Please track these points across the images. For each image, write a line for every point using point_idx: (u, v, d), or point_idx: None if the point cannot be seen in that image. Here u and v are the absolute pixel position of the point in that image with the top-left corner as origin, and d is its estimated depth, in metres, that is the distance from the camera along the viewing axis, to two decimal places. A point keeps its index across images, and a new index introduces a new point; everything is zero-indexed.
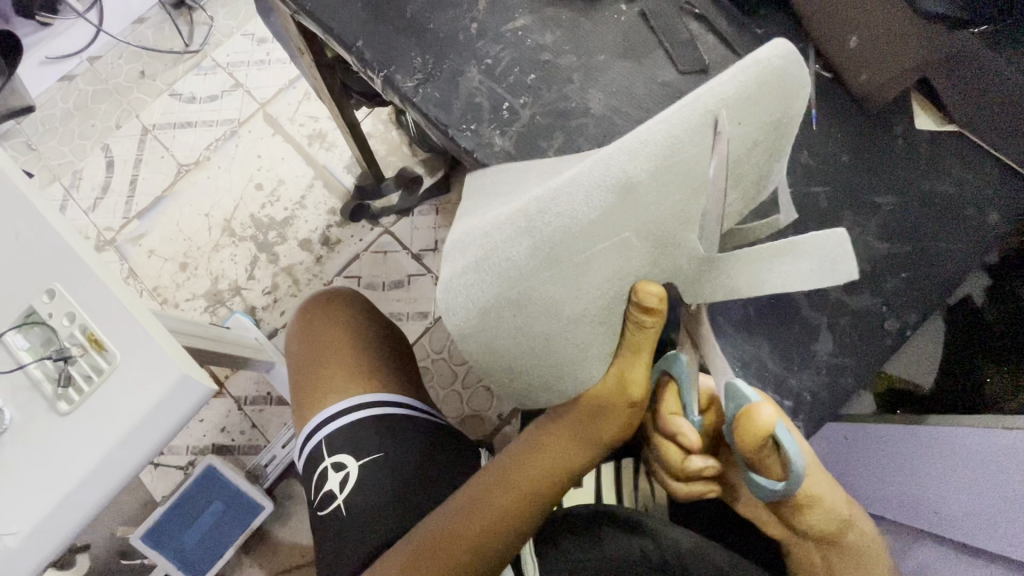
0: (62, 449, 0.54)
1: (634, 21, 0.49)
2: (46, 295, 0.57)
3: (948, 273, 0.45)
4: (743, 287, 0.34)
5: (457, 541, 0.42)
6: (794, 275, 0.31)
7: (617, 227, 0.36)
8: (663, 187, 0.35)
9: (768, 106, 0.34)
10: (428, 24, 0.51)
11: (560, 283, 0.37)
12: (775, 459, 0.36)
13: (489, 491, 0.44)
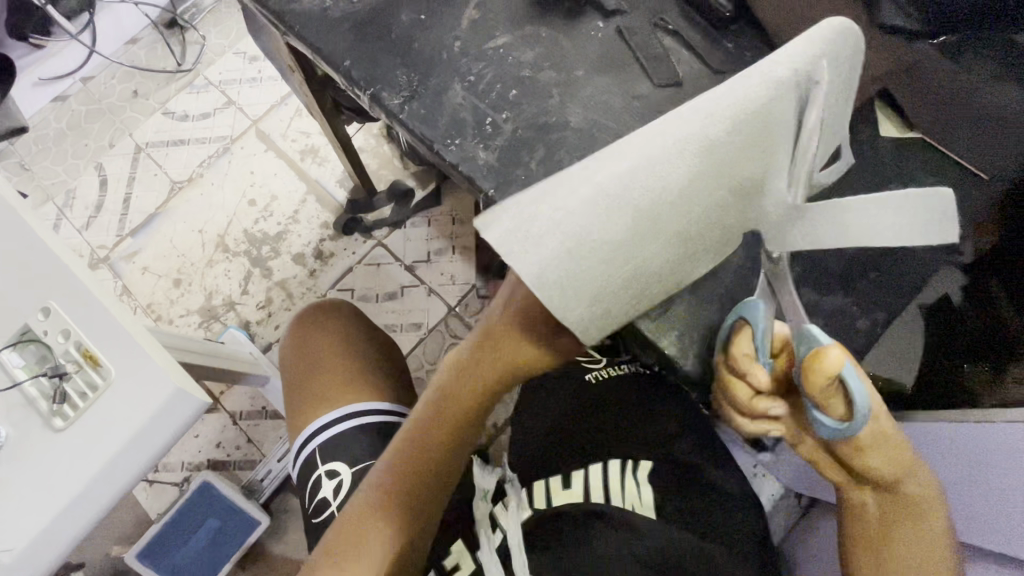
0: (57, 465, 0.55)
1: (611, 38, 0.51)
2: (40, 313, 0.58)
3: (921, 272, 0.44)
4: (855, 235, 0.34)
5: (401, 457, 0.47)
6: (900, 229, 0.33)
7: (705, 187, 0.32)
8: (743, 150, 0.33)
9: (832, 81, 0.34)
10: (414, 43, 0.53)
11: (650, 251, 0.33)
12: (840, 400, 0.34)
13: (430, 429, 0.46)
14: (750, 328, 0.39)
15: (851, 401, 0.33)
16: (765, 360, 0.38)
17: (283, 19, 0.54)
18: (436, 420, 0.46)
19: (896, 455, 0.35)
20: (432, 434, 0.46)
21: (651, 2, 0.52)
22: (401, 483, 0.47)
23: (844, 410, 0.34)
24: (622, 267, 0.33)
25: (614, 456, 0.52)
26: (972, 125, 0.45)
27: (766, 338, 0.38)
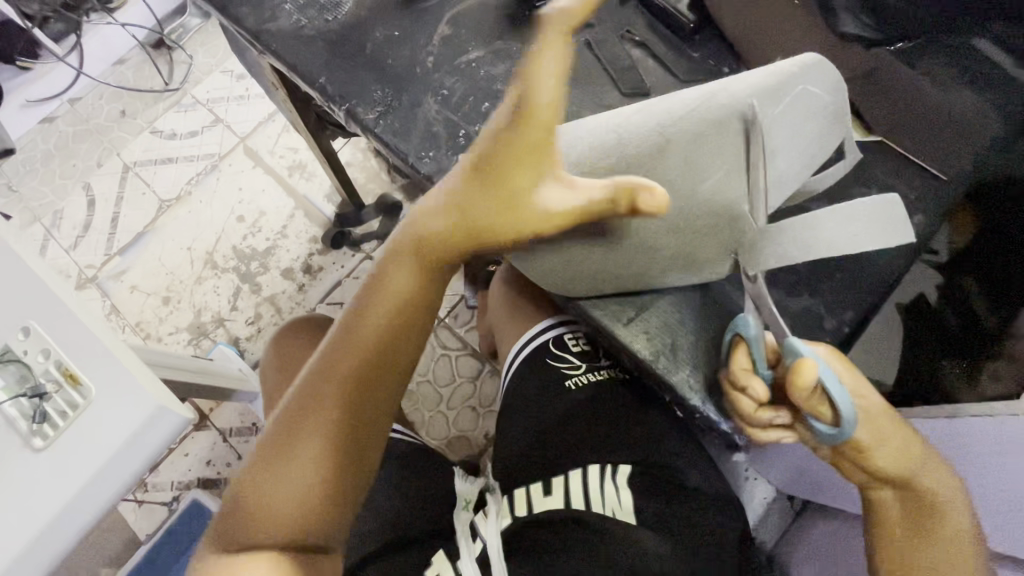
0: (37, 487, 0.54)
1: (580, 50, 0.53)
2: (21, 333, 0.58)
3: (890, 271, 0.45)
4: (818, 243, 0.36)
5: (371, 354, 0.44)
6: (855, 236, 0.35)
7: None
8: (693, 160, 0.38)
9: (792, 106, 0.37)
10: (388, 59, 0.54)
11: (608, 253, 0.42)
12: (826, 406, 0.38)
13: (336, 346, 0.45)
14: (746, 346, 0.41)
15: (839, 413, 0.37)
16: (764, 373, 0.40)
17: (260, 38, 0.56)
18: (342, 338, 0.45)
19: (901, 453, 0.40)
20: (337, 356, 0.44)
21: (618, 14, 0.53)
22: (303, 405, 0.44)
23: (832, 415, 0.38)
24: (575, 263, 0.43)
25: (594, 462, 0.53)
26: (936, 126, 0.46)
27: (763, 354, 0.40)
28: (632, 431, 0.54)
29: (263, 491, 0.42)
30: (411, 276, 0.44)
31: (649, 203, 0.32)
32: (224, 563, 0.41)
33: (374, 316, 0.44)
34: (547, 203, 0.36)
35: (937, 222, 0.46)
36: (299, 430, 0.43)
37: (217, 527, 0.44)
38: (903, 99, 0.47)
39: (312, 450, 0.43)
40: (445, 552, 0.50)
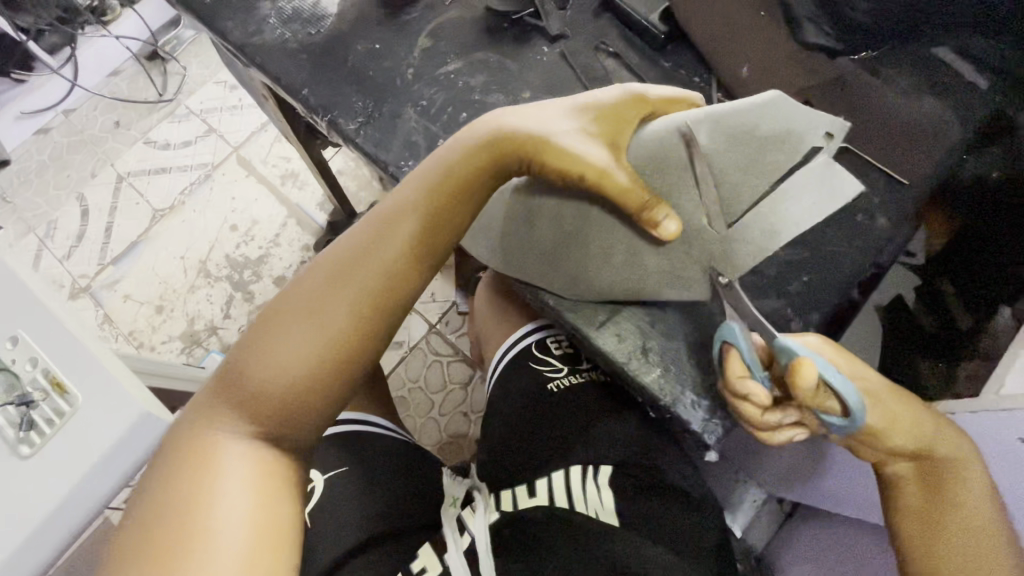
0: (20, 494, 0.54)
1: (556, 61, 0.54)
2: (8, 341, 0.59)
3: (857, 273, 0.46)
4: (777, 228, 0.40)
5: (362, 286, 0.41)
6: (809, 208, 0.39)
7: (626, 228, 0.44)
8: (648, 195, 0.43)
9: (739, 125, 0.39)
10: (369, 71, 0.55)
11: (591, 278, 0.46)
12: (832, 398, 0.39)
13: (364, 240, 0.42)
14: (737, 352, 0.41)
15: (847, 402, 0.38)
16: (760, 376, 0.41)
17: (245, 51, 0.57)
18: (374, 237, 0.42)
19: (915, 426, 0.42)
20: (364, 256, 0.41)
21: (592, 26, 0.55)
22: (322, 291, 0.41)
23: (840, 405, 0.39)
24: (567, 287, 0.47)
25: (576, 462, 0.53)
26: (896, 130, 0.48)
27: (754, 357, 0.41)
28: (613, 432, 0.55)
29: (262, 364, 0.39)
30: (463, 184, 0.42)
31: (669, 224, 0.40)
32: (194, 466, 0.37)
33: (413, 226, 0.42)
34: (589, 157, 0.40)
35: (905, 224, 0.47)
36: (310, 318, 0.40)
37: (206, 408, 0.40)
38: (867, 102, 0.48)
39: (316, 352, 0.39)
40: (432, 546, 0.50)
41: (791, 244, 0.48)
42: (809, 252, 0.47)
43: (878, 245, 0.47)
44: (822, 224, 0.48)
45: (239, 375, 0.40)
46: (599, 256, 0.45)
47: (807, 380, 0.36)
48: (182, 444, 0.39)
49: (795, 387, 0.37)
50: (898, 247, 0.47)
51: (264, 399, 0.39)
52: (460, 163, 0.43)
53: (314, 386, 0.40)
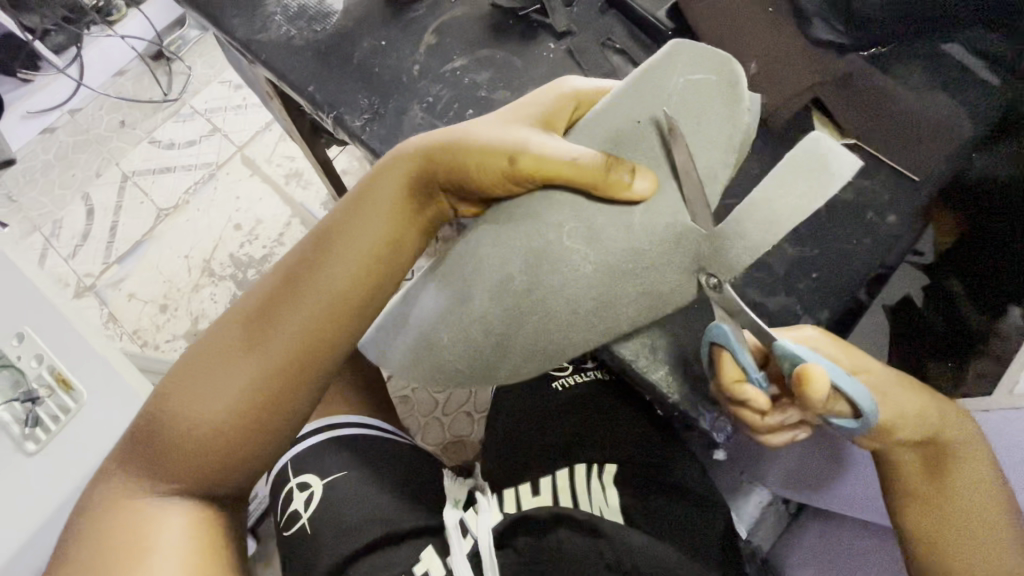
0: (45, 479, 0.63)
1: (563, 57, 0.54)
2: (17, 338, 0.66)
3: (867, 270, 0.46)
4: (778, 221, 0.34)
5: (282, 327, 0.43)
6: (806, 192, 0.33)
7: (595, 252, 0.39)
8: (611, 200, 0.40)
9: (682, 101, 0.39)
10: (374, 67, 0.55)
11: (555, 299, 0.40)
12: (843, 401, 0.38)
13: (285, 282, 0.45)
14: (729, 354, 0.40)
15: (856, 405, 0.38)
16: (756, 377, 0.40)
17: (250, 48, 0.57)
18: (285, 287, 0.44)
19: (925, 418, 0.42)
20: (274, 306, 0.44)
21: (599, 22, 0.55)
22: (235, 341, 0.43)
23: (850, 407, 0.38)
24: (524, 311, 0.40)
25: (581, 462, 0.54)
26: (903, 127, 0.48)
27: (749, 360, 0.39)
28: (623, 432, 0.55)
29: (187, 408, 0.42)
30: (375, 223, 0.45)
31: (641, 182, 0.39)
32: (123, 514, 0.41)
33: (323, 274, 0.44)
34: (533, 146, 0.40)
35: (915, 221, 0.46)
36: (223, 370, 0.43)
37: (129, 459, 0.43)
38: (874, 97, 0.48)
39: (229, 400, 0.42)
40: (434, 548, 0.49)
41: (799, 242, 0.47)
42: (818, 249, 0.47)
43: (889, 242, 0.46)
44: (831, 221, 0.47)
45: (159, 428, 0.43)
46: (573, 284, 0.40)
47: (817, 387, 0.35)
48: (112, 494, 0.42)
49: (806, 397, 0.36)
50: (909, 244, 0.47)
51: (181, 448, 0.42)
52: (381, 187, 0.45)
53: (231, 433, 0.42)
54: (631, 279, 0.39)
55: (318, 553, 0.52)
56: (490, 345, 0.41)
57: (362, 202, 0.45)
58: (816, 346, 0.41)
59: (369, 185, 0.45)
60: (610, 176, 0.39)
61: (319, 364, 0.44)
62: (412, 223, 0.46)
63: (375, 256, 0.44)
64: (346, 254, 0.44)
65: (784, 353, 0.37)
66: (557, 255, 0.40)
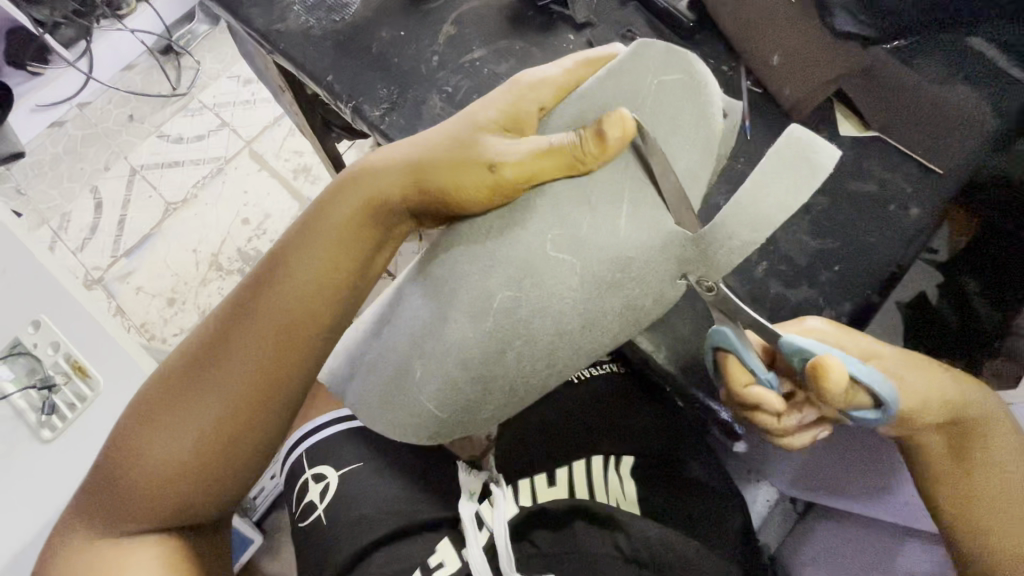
0: (66, 457, 0.69)
1: (582, 49, 0.54)
2: (30, 325, 0.71)
3: (889, 264, 0.46)
4: (772, 217, 0.33)
5: (242, 357, 0.43)
6: (792, 186, 0.32)
7: (581, 263, 0.36)
8: (596, 207, 0.36)
9: (652, 97, 0.37)
10: (393, 58, 0.55)
11: (537, 326, 0.36)
12: (863, 394, 0.37)
13: (241, 311, 0.44)
14: (734, 357, 0.40)
15: (876, 395, 0.36)
16: (766, 378, 0.39)
17: (268, 38, 0.57)
18: (239, 318, 0.44)
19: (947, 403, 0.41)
20: (231, 337, 0.44)
21: (619, 14, 0.55)
22: (195, 374, 0.44)
23: (871, 398, 0.37)
24: (503, 340, 0.37)
25: (599, 453, 0.53)
26: (926, 121, 0.48)
27: (756, 361, 0.39)
28: (638, 424, 0.55)
29: (156, 443, 0.43)
30: (330, 247, 0.43)
31: (614, 130, 0.34)
32: (113, 537, 0.43)
33: (275, 305, 0.43)
34: (507, 154, 0.37)
35: (936, 216, 0.47)
36: (190, 403, 0.43)
37: (99, 491, 0.45)
38: (893, 92, 0.48)
39: (192, 434, 0.43)
40: (451, 542, 0.50)
41: (819, 235, 0.47)
42: (838, 242, 0.47)
43: (910, 235, 0.46)
44: (851, 215, 0.48)
45: (126, 463, 0.44)
46: (556, 309, 0.36)
47: (832, 378, 0.34)
48: (87, 526, 0.44)
49: (828, 392, 0.34)
50: (930, 238, 0.47)
51: (145, 481, 0.43)
52: (337, 208, 0.43)
53: (194, 465, 0.43)
54: (616, 290, 0.37)
55: (334, 544, 0.52)
56: (468, 376, 0.37)
57: (315, 225, 0.44)
58: (824, 337, 0.40)
59: (319, 213, 0.44)
60: (589, 151, 0.35)
61: (278, 395, 0.44)
62: (370, 250, 0.44)
63: (336, 279, 0.43)
64: (300, 284, 0.43)
65: (793, 349, 0.36)
66: (540, 269, 0.36)
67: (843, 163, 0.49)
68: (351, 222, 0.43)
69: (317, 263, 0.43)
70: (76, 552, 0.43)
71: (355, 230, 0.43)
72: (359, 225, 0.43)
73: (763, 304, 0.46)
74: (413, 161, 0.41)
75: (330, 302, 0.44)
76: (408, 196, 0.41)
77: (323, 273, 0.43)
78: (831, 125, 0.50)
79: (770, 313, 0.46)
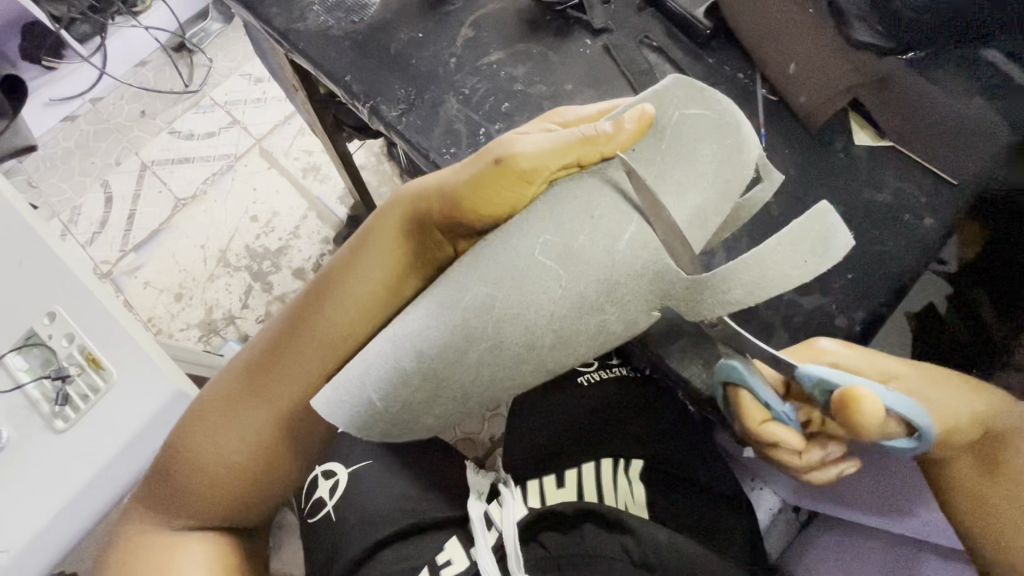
0: (85, 446, 0.71)
1: (599, 54, 0.55)
2: (46, 317, 0.72)
3: (899, 275, 0.46)
4: (767, 283, 0.33)
5: (282, 366, 0.44)
6: (803, 262, 0.33)
7: (567, 277, 0.36)
8: (596, 223, 0.36)
9: (677, 125, 0.37)
10: (411, 59, 0.56)
11: (517, 329, 0.36)
12: (895, 421, 0.35)
13: (283, 325, 0.45)
14: (747, 393, 0.39)
15: (910, 422, 0.35)
16: (782, 412, 0.38)
17: (288, 37, 0.57)
18: (290, 331, 0.44)
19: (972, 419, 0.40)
20: (273, 347, 0.45)
21: (636, 20, 0.56)
22: (243, 385, 0.45)
23: (903, 426, 0.35)
24: (479, 345, 0.36)
25: (605, 456, 0.53)
26: (941, 133, 0.48)
27: (771, 397, 0.38)
28: (651, 425, 0.55)
29: (199, 452, 0.44)
30: (371, 262, 0.44)
31: (631, 114, 0.37)
32: (140, 543, 0.44)
33: (322, 322, 0.43)
34: (522, 146, 0.38)
35: (948, 228, 0.47)
36: (232, 413, 0.44)
37: (151, 493, 0.46)
38: (910, 104, 0.49)
39: (239, 442, 0.44)
40: (459, 539, 0.50)
41: None
42: (850, 249, 0.47)
43: (924, 246, 0.47)
44: (863, 224, 0.48)
45: (171, 473, 0.45)
46: (541, 321, 0.36)
47: (865, 411, 0.32)
48: (137, 526, 0.46)
49: (857, 423, 0.32)
50: (940, 250, 0.47)
51: (196, 483, 0.44)
52: (381, 228, 0.45)
53: (241, 472, 0.44)
54: (596, 313, 0.37)
55: (342, 540, 0.53)
56: (449, 381, 0.37)
57: (357, 242, 0.45)
58: (842, 358, 0.40)
59: (374, 231, 0.45)
60: (605, 131, 0.37)
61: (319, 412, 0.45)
62: (410, 267, 0.44)
63: (371, 290, 0.44)
64: (344, 300, 0.43)
65: (812, 381, 0.35)
66: (526, 279, 0.36)
67: (859, 173, 0.50)
68: (396, 237, 0.44)
69: (354, 275, 0.44)
70: (122, 550, 0.45)
71: (394, 245, 0.44)
72: (400, 240, 0.44)
73: (775, 311, 0.47)
74: (447, 173, 0.42)
75: (366, 315, 0.44)
76: (438, 208, 0.42)
77: (360, 286, 0.44)
78: (846, 134, 0.51)
79: (783, 320, 0.46)
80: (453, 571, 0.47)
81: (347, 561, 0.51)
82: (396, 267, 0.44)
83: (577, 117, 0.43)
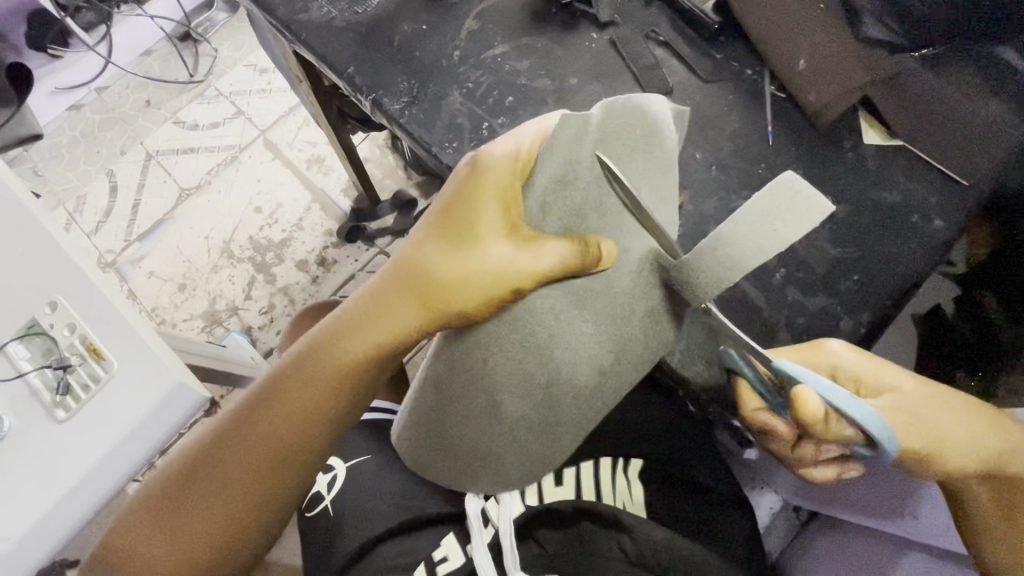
0: (91, 430, 0.70)
1: (605, 47, 0.54)
2: (48, 307, 0.72)
3: (905, 276, 0.45)
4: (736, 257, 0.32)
5: (226, 470, 0.43)
6: (771, 233, 0.31)
7: (589, 311, 0.38)
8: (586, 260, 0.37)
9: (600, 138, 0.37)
10: (415, 52, 0.55)
11: (575, 365, 0.37)
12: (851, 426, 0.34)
13: (214, 441, 0.44)
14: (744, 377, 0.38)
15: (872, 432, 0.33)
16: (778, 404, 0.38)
17: (290, 27, 0.56)
18: (227, 430, 0.44)
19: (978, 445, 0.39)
20: (215, 454, 0.43)
21: (644, 14, 0.55)
22: (182, 495, 0.43)
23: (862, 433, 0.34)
24: (552, 393, 0.38)
25: (606, 454, 0.53)
26: (947, 131, 0.48)
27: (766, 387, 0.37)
28: (657, 428, 0.55)
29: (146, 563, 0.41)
30: (316, 375, 0.43)
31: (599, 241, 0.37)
32: None
33: (257, 427, 0.43)
34: (505, 258, 0.37)
35: (958, 229, 0.46)
36: (180, 519, 0.42)
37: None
38: (917, 102, 0.48)
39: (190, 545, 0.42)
40: (456, 537, 0.50)
41: (839, 242, 0.47)
42: (855, 250, 0.47)
43: (931, 246, 0.46)
44: (870, 224, 0.47)
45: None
46: (588, 357, 0.37)
47: (807, 408, 0.32)
48: None
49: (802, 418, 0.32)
50: (948, 253, 0.46)
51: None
52: (319, 351, 0.44)
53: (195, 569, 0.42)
54: (628, 317, 0.38)
55: (339, 535, 0.53)
56: (542, 434, 0.39)
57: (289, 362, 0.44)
58: (847, 363, 0.39)
59: (308, 349, 0.44)
60: (586, 258, 0.36)
61: (263, 505, 0.43)
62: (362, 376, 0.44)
63: (314, 398, 0.43)
64: (289, 410, 0.43)
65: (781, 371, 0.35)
66: (556, 333, 0.37)
67: (867, 171, 0.49)
68: (340, 354, 0.43)
69: (290, 393, 0.43)
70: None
71: (339, 359, 0.43)
72: (339, 353, 0.43)
73: (779, 312, 0.46)
74: (396, 289, 0.41)
75: (312, 419, 0.43)
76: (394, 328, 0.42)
77: (301, 398, 0.43)
78: (856, 134, 0.50)
79: (787, 321, 0.46)
80: (448, 569, 0.48)
81: (346, 553, 0.51)
82: (339, 379, 0.43)
83: (502, 161, 0.38)
